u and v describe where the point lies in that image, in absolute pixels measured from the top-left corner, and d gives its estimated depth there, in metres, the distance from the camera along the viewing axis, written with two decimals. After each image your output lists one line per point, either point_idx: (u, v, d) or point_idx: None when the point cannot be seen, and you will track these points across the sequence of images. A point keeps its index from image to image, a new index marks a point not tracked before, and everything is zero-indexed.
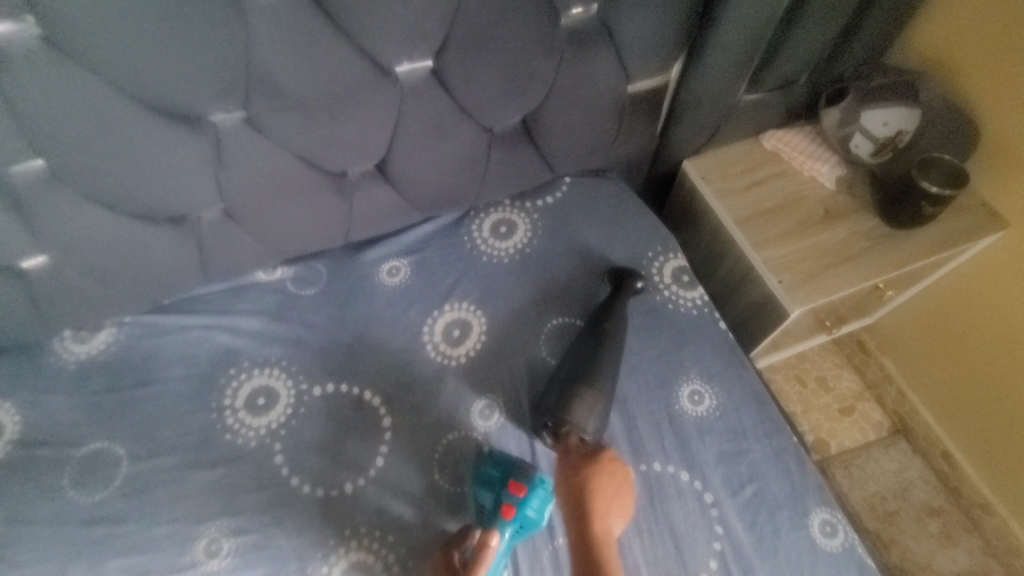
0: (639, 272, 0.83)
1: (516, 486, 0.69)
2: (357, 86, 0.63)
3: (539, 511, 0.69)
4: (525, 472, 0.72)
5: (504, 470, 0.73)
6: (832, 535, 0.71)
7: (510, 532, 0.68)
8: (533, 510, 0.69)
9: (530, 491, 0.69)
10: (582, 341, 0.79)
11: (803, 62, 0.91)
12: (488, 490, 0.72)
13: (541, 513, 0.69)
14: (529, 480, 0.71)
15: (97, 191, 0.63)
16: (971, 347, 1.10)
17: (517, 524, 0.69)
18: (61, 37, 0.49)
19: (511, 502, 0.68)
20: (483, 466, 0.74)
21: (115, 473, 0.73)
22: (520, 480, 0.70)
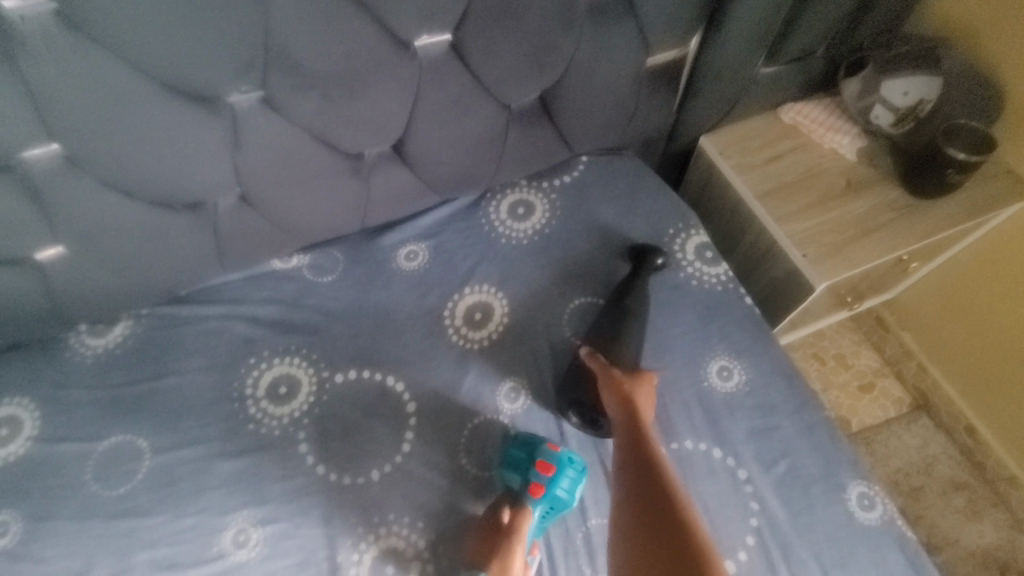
0: (660, 248, 0.82)
1: (542, 466, 0.70)
2: (376, 62, 0.61)
3: (569, 488, 0.70)
4: (552, 450, 0.71)
5: (530, 450, 0.72)
6: (869, 509, 0.70)
7: (541, 511, 0.70)
8: (563, 489, 0.70)
9: (560, 472, 0.69)
10: (607, 319, 0.77)
11: (822, 30, 0.89)
12: (516, 472, 0.71)
13: (571, 492, 0.70)
14: (558, 460, 0.70)
15: (113, 176, 0.62)
16: (995, 319, 1.08)
17: (547, 504, 0.70)
18: (76, 11, 0.47)
19: (539, 482, 0.69)
20: (509, 448, 0.73)
21: (138, 465, 0.72)
22: (546, 460, 0.70)
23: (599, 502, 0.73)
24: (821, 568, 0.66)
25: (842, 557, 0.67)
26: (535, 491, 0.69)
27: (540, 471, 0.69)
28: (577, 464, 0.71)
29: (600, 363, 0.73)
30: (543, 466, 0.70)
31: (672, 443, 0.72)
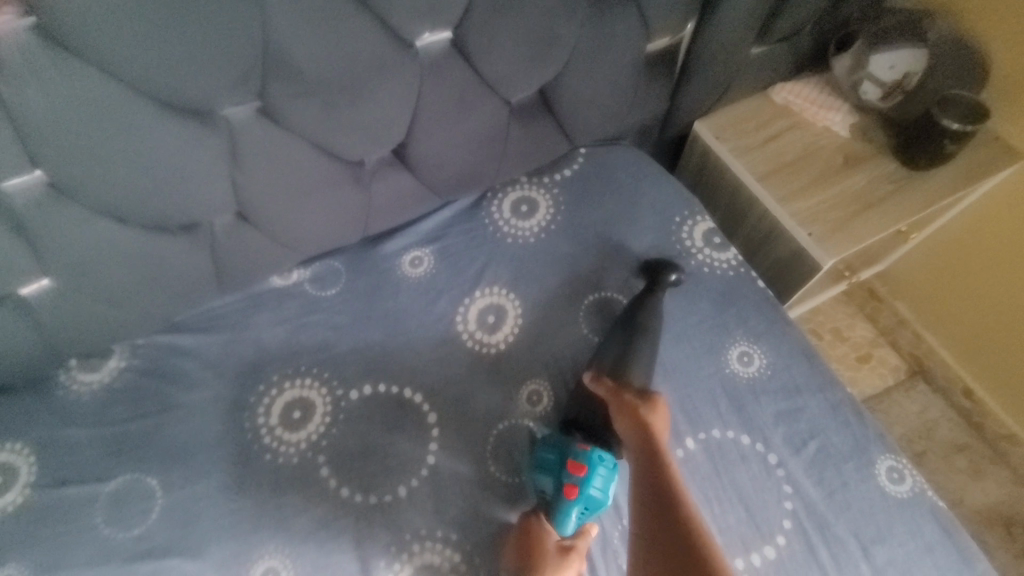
0: (676, 264, 0.78)
1: (574, 467, 0.67)
2: (379, 64, 0.59)
3: (605, 485, 0.68)
4: (583, 449, 0.69)
5: (561, 450, 0.70)
6: (899, 481, 0.71)
7: (578, 511, 0.67)
8: (596, 488, 0.67)
9: (592, 471, 0.67)
10: (621, 338, 0.74)
11: (812, 8, 0.89)
12: (547, 474, 0.69)
13: (608, 490, 0.68)
14: (588, 458, 0.68)
15: (104, 202, 0.58)
16: (987, 283, 1.11)
17: (582, 504, 0.67)
18: (59, 27, 0.44)
19: (572, 483, 0.67)
20: (539, 450, 0.71)
21: (151, 504, 0.69)
22: (578, 459, 0.68)
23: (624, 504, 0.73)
24: (859, 544, 0.67)
25: (879, 532, 0.68)
26: (570, 493, 0.67)
27: (573, 472, 0.67)
28: (611, 460, 0.69)
29: (609, 387, 0.70)
30: (575, 467, 0.67)
31: (701, 433, 0.72)
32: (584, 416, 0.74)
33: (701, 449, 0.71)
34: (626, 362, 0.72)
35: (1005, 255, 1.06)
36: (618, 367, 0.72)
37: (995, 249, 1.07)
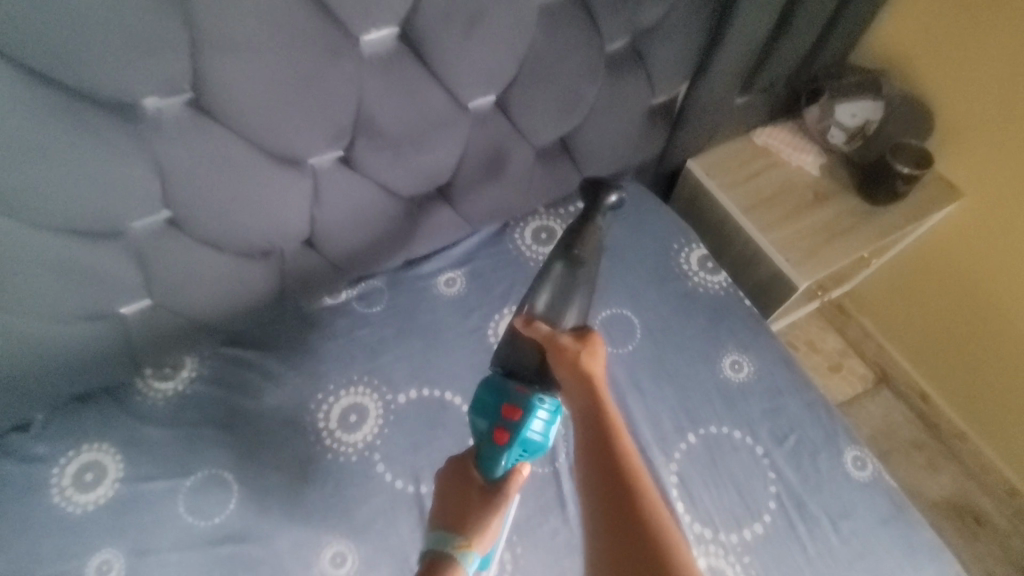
0: (616, 184, 0.77)
1: (506, 412, 0.66)
2: (440, 122, 0.71)
3: (541, 430, 0.65)
4: (520, 393, 0.67)
5: (498, 393, 0.68)
6: (863, 467, 0.85)
7: (511, 458, 0.65)
8: (533, 432, 0.65)
9: (527, 414, 0.65)
10: (557, 273, 0.73)
11: (785, 67, 1.03)
12: (482, 416, 0.67)
13: (543, 433, 0.65)
14: (525, 402, 0.66)
15: (209, 235, 0.69)
16: (938, 302, 1.27)
17: (518, 448, 0.65)
18: (211, 104, 0.55)
19: (505, 428, 0.65)
20: (477, 393, 0.69)
21: (229, 495, 0.78)
22: (513, 403, 0.66)
23: None
24: (831, 519, 0.80)
25: (846, 508, 0.81)
26: (500, 439, 0.65)
27: (505, 417, 0.65)
28: (550, 403, 0.67)
29: (545, 331, 0.68)
30: (508, 410, 0.66)
31: (701, 429, 0.85)
32: (515, 361, 0.72)
33: (700, 442, 0.84)
34: (563, 299, 0.71)
35: (953, 279, 1.22)
36: (551, 310, 0.71)
37: (944, 273, 1.23)
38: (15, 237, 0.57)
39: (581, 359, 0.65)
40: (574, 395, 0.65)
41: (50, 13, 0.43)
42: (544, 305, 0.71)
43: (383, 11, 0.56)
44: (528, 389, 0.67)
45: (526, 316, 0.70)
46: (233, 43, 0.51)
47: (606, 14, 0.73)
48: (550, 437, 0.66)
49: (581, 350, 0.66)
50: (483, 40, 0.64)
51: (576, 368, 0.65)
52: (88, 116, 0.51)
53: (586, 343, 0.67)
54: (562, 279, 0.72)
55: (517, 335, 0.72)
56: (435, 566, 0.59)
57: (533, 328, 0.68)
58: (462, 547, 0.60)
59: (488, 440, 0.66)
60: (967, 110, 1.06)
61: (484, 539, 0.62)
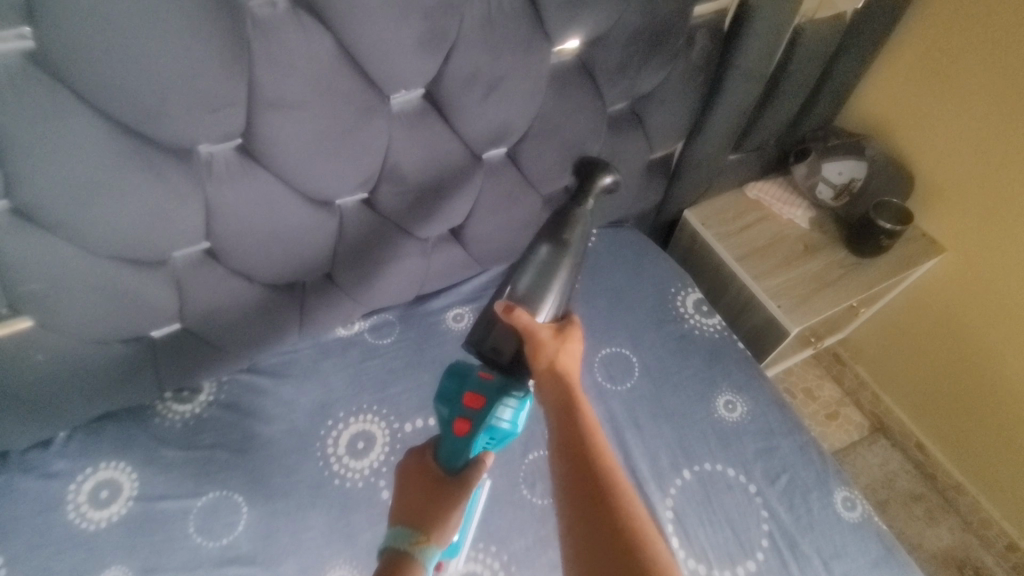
0: (610, 166, 0.77)
1: (472, 400, 0.66)
2: (457, 171, 0.79)
3: (504, 416, 0.65)
4: (483, 381, 0.67)
5: (463, 380, 0.69)
6: (853, 508, 0.87)
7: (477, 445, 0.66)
8: (500, 419, 0.65)
9: (490, 402, 0.65)
10: (541, 257, 0.69)
11: (774, 130, 1.12)
12: (444, 404, 0.68)
13: (510, 421, 0.66)
14: (488, 390, 0.66)
15: (241, 264, 0.75)
16: (928, 352, 1.31)
17: (485, 435, 0.66)
18: (258, 151, 0.63)
19: (467, 416, 0.66)
20: (441, 382, 0.70)
21: (239, 516, 0.80)
22: (476, 391, 0.67)
23: None
24: (823, 560, 0.82)
25: (837, 549, 0.83)
26: (460, 428, 0.66)
27: (468, 405, 0.66)
28: (516, 390, 0.67)
29: (524, 322, 0.65)
30: (471, 398, 0.66)
31: (696, 465, 0.88)
32: (491, 345, 0.70)
33: (695, 479, 0.87)
34: (541, 287, 0.68)
35: (940, 330, 1.26)
36: (531, 292, 0.68)
37: (932, 323, 1.28)
38: (72, 262, 0.62)
39: (557, 353, 0.66)
40: (548, 391, 0.65)
41: (136, 76, 0.50)
42: (524, 289, 0.68)
43: (411, 79, 0.63)
44: (492, 377, 0.68)
45: (506, 303, 0.67)
46: (283, 102, 0.58)
47: (608, 84, 0.80)
48: (515, 425, 0.66)
49: (556, 344, 0.66)
50: (499, 102, 0.72)
51: (552, 363, 0.65)
52: (153, 158, 0.58)
53: (560, 337, 0.67)
54: (542, 267, 0.68)
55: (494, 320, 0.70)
56: (392, 563, 0.58)
57: (512, 317, 0.66)
58: (421, 543, 0.60)
59: (450, 430, 0.67)
60: (943, 172, 1.14)
61: (444, 532, 0.62)
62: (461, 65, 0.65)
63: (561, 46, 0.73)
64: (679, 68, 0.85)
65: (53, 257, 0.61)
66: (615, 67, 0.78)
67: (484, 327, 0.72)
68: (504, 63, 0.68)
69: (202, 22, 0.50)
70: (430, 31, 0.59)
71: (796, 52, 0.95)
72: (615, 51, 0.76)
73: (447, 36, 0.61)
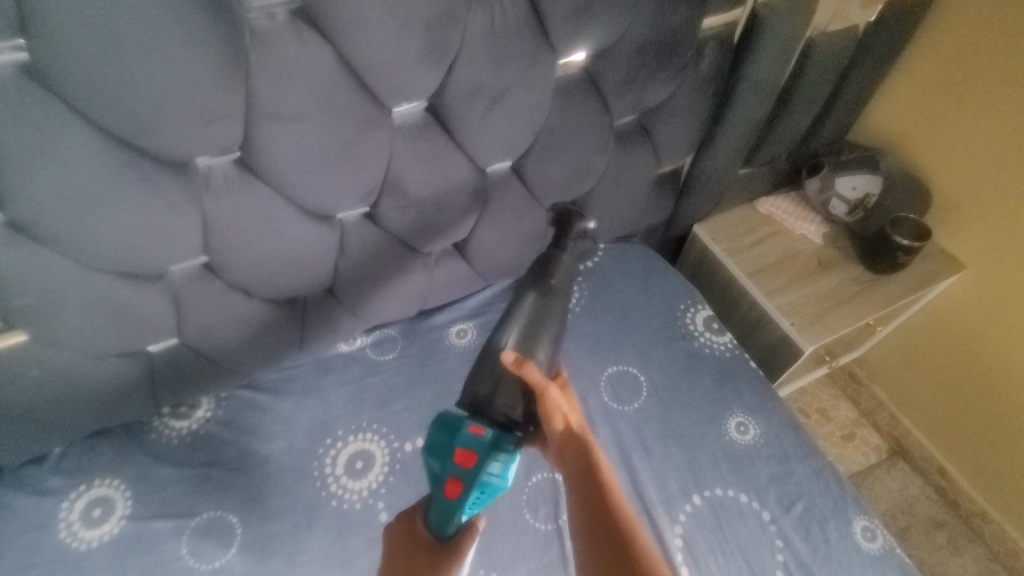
0: (583, 213, 0.83)
1: (465, 457, 0.64)
2: (461, 185, 0.77)
3: (498, 474, 0.64)
4: (475, 436, 0.66)
5: (453, 435, 0.67)
6: (873, 539, 0.83)
7: (470, 504, 0.64)
8: (493, 474, 0.64)
9: (484, 459, 0.64)
10: (529, 307, 0.75)
11: (786, 143, 1.09)
12: (435, 459, 0.66)
13: (502, 476, 0.64)
14: (480, 446, 0.65)
15: (240, 279, 0.73)
16: (950, 373, 1.26)
17: (478, 491, 0.64)
18: (257, 164, 0.61)
19: (460, 475, 0.64)
20: (432, 434, 0.68)
21: (233, 538, 0.77)
22: (468, 448, 0.65)
23: None
24: None
25: None
26: (454, 484, 0.64)
27: (461, 464, 0.64)
28: (509, 448, 0.66)
29: (537, 376, 0.67)
30: (464, 455, 0.64)
31: (706, 491, 0.84)
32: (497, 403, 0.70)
33: (706, 505, 0.83)
34: (533, 333, 0.73)
35: (962, 350, 1.22)
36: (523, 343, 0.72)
37: (953, 344, 1.23)
38: (67, 276, 0.61)
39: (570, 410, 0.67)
40: (565, 454, 0.64)
41: (132, 89, 0.50)
42: (515, 342, 0.72)
43: (414, 91, 0.62)
44: (485, 433, 0.66)
45: (516, 356, 0.69)
46: (281, 114, 0.57)
47: (615, 98, 0.79)
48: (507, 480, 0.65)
49: (567, 403, 0.67)
50: (503, 115, 0.70)
51: (566, 422, 0.66)
52: (150, 171, 0.57)
53: (567, 397, 0.69)
54: (532, 315, 0.74)
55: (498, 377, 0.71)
56: None
57: (523, 369, 0.67)
58: None
59: (440, 492, 0.65)
60: (962, 187, 1.10)
61: None
62: (464, 78, 0.64)
63: (567, 59, 0.71)
64: (688, 82, 0.84)
65: (48, 270, 0.60)
66: (622, 80, 0.77)
67: (484, 376, 0.72)
68: (508, 76, 0.66)
69: (199, 33, 0.49)
70: (432, 43, 0.58)
71: (807, 65, 0.93)
72: (622, 64, 0.75)
73: (449, 49, 0.60)
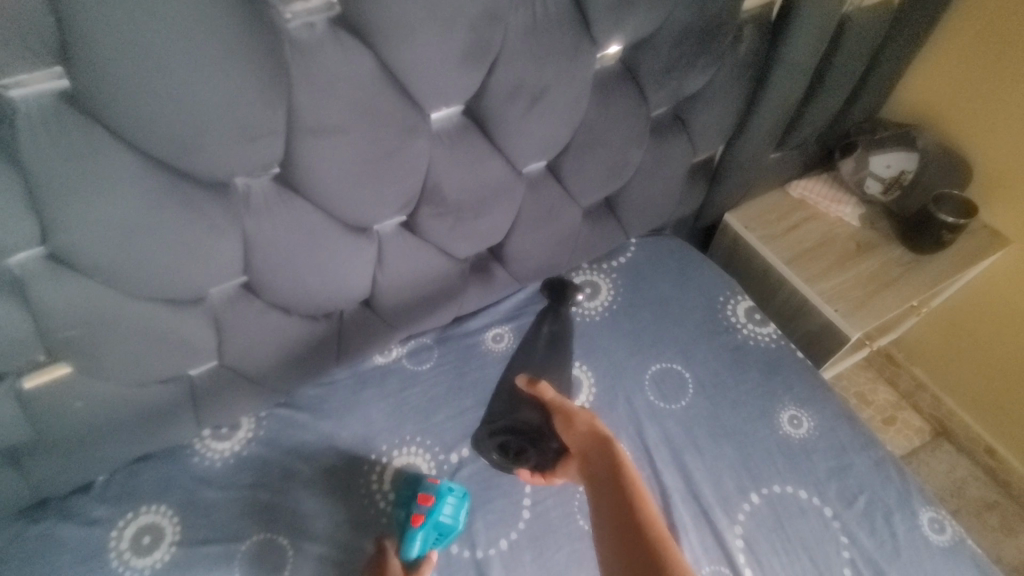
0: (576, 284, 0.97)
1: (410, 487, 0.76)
2: (498, 189, 0.75)
3: (446, 516, 0.75)
4: (431, 483, 0.77)
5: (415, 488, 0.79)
6: (941, 530, 0.80)
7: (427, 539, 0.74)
8: (443, 516, 0.75)
9: (438, 500, 0.75)
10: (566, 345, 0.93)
11: (819, 125, 1.06)
12: (401, 508, 0.78)
13: (453, 516, 0.75)
14: (436, 489, 0.76)
15: (278, 297, 0.72)
16: (996, 351, 1.22)
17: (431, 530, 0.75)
18: (296, 181, 0.59)
19: (419, 512, 0.74)
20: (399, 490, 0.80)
21: (284, 560, 0.76)
22: (426, 492, 0.76)
23: None
24: None
25: None
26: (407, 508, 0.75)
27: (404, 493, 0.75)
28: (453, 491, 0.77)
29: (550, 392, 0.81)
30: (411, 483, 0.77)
31: (763, 488, 0.82)
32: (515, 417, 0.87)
33: (764, 503, 0.81)
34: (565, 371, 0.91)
35: (1009, 327, 1.18)
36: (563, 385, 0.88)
37: (999, 321, 1.19)
38: (109, 305, 0.60)
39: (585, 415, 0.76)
40: (589, 452, 0.71)
41: (173, 111, 0.48)
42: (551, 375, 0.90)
43: (453, 94, 0.60)
44: (436, 481, 0.77)
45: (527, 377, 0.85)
46: (322, 127, 0.55)
47: (653, 89, 0.76)
48: (462, 519, 0.77)
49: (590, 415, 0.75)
50: (543, 114, 0.68)
51: (589, 425, 0.74)
52: (189, 194, 0.55)
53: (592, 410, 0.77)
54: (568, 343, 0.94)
55: (514, 400, 0.89)
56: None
57: (536, 385, 0.83)
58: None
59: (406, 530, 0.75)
60: (1007, 160, 1.06)
61: None
62: (504, 77, 0.61)
63: (605, 52, 0.69)
64: (725, 67, 0.81)
65: (90, 300, 0.58)
66: (661, 70, 0.74)
67: (503, 403, 0.89)
68: (549, 73, 0.64)
69: (241, 50, 0.47)
70: (474, 44, 0.56)
71: (842, 42, 0.89)
72: (662, 53, 0.72)
73: (491, 47, 0.58)
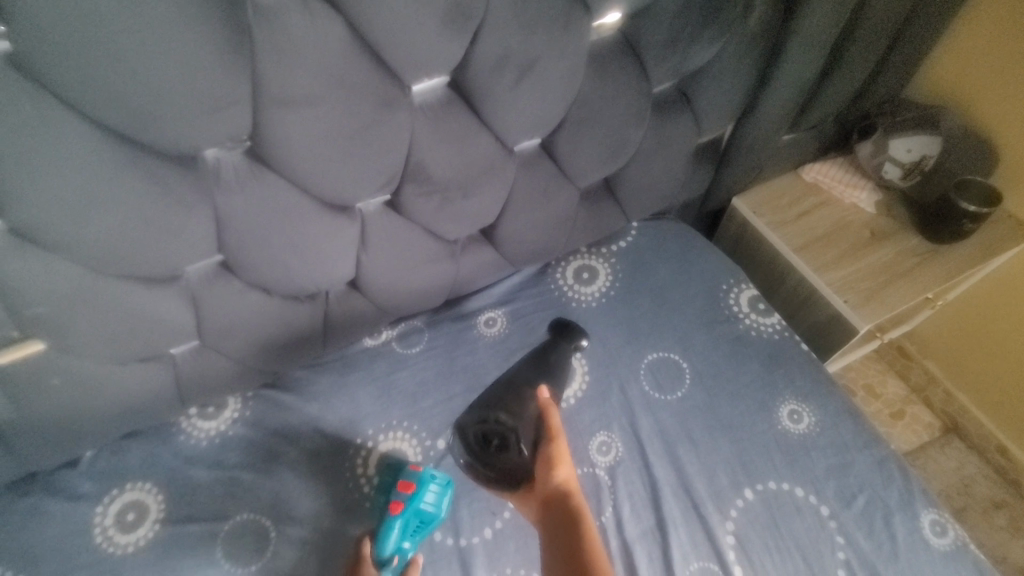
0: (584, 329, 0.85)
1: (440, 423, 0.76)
2: (487, 169, 0.72)
3: (427, 503, 0.73)
4: (413, 469, 0.76)
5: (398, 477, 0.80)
6: (943, 533, 0.77)
7: (405, 532, 0.72)
8: (428, 503, 0.73)
9: (419, 486, 0.73)
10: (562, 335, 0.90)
11: (836, 105, 1.00)
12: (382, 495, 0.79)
13: (435, 504, 0.73)
14: (418, 477, 0.75)
15: (259, 277, 0.70)
16: (1016, 347, 1.17)
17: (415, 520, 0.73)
18: (269, 155, 0.57)
19: (400, 499, 0.73)
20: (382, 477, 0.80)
21: (266, 543, 0.74)
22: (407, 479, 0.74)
23: (653, 559, 0.74)
24: None
25: None
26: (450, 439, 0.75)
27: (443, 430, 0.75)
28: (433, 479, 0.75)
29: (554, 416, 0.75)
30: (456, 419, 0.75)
31: (759, 484, 0.79)
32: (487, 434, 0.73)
33: (759, 499, 0.78)
34: None
35: None
36: None
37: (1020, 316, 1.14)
38: (78, 282, 0.58)
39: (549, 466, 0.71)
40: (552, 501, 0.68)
41: (127, 77, 0.45)
42: None
43: (435, 64, 0.56)
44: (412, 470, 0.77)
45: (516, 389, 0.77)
46: (291, 99, 0.52)
47: (655, 62, 0.72)
48: (445, 507, 0.75)
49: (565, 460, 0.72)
50: (533, 89, 0.64)
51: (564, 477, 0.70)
52: (155, 168, 0.53)
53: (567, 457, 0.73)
54: None
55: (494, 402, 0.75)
56: None
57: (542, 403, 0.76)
58: None
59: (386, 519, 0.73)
60: None
61: None
62: (490, 48, 0.58)
63: (601, 21, 0.64)
64: (733, 41, 0.76)
65: (57, 276, 0.56)
66: (662, 42, 0.69)
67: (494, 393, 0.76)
68: (538, 44, 0.60)
69: (201, 15, 0.44)
70: (454, 10, 0.52)
71: (864, 15, 0.83)
72: (663, 25, 0.68)
73: (473, 16, 0.54)
